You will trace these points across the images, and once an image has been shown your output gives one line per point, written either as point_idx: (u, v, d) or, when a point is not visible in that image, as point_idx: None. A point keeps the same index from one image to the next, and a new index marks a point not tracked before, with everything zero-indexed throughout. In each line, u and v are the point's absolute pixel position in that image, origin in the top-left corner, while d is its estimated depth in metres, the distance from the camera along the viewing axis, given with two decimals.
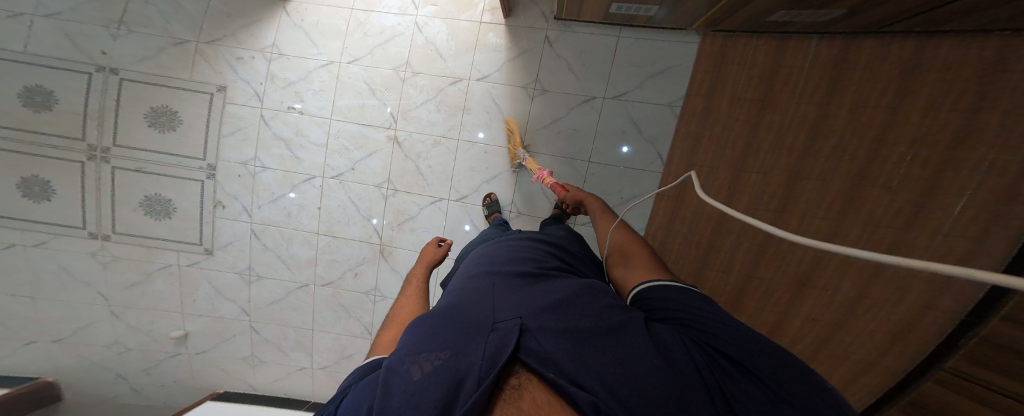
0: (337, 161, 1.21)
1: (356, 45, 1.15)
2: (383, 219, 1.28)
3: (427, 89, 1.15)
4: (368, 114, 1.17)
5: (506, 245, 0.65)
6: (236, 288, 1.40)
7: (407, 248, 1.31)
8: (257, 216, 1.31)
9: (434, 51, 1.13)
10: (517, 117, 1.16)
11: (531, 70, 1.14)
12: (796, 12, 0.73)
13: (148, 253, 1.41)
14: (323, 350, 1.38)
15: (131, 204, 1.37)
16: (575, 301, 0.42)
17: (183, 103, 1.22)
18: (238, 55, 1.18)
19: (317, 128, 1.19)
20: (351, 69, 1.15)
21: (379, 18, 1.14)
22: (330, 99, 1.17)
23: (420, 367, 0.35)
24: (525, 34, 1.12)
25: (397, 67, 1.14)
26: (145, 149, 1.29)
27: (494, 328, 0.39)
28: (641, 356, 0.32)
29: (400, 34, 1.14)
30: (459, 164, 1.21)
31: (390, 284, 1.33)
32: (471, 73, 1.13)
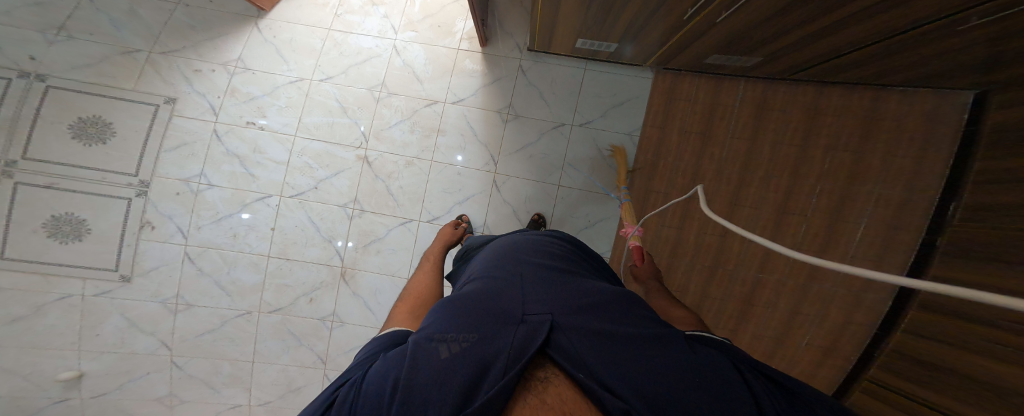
0: (297, 179, 1.16)
1: (330, 64, 1.16)
2: (347, 241, 1.22)
3: (400, 110, 1.18)
4: (336, 132, 1.15)
5: (529, 243, 0.68)
6: (157, 318, 1.27)
7: (372, 271, 1.24)
8: (195, 238, 1.19)
9: (410, 73, 1.18)
10: (490, 141, 1.22)
11: (504, 97, 1.21)
12: (725, 56, 0.87)
13: (45, 282, 1.22)
14: (265, 383, 1.27)
15: (31, 225, 1.18)
16: (605, 306, 0.44)
17: (120, 113, 1.11)
18: (197, 67, 1.13)
19: (279, 146, 1.14)
20: (322, 88, 1.15)
21: (355, 41, 1.18)
22: (297, 117, 1.14)
23: (449, 347, 0.36)
24: (501, 62, 1.20)
25: (372, 88, 1.17)
26: (61, 162, 1.14)
27: (524, 320, 0.40)
28: (672, 365, 0.35)
29: (379, 56, 1.18)
30: (431, 186, 1.22)
31: (349, 309, 1.25)
32: (445, 97, 1.19)
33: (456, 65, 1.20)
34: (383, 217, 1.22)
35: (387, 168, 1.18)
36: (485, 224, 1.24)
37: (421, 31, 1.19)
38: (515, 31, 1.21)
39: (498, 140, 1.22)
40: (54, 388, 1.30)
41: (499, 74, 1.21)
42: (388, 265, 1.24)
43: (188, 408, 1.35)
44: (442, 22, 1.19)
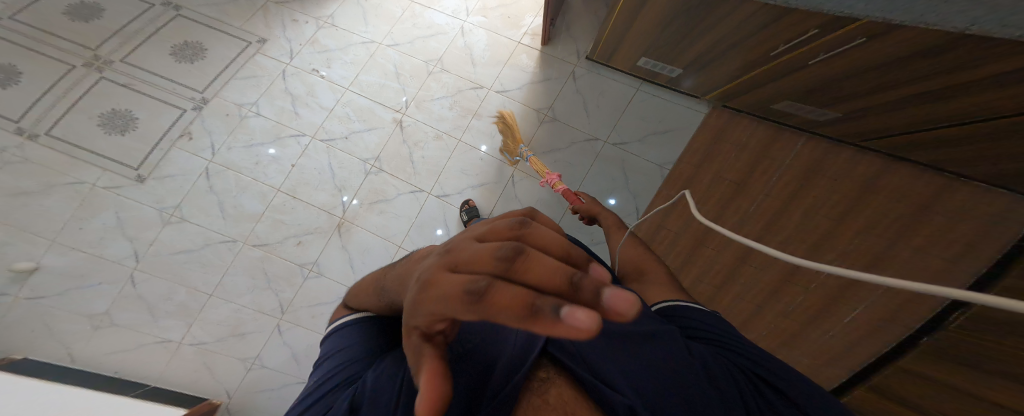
0: (333, 126, 1.28)
1: (401, 32, 1.35)
2: (356, 196, 1.27)
3: (449, 87, 1.32)
4: (384, 94, 1.30)
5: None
6: (144, 225, 1.26)
7: (368, 230, 1.26)
8: (221, 157, 1.26)
9: (468, 54, 1.34)
10: (520, 136, 1.31)
11: (549, 97, 1.33)
12: (799, 104, 0.86)
13: (67, 164, 1.23)
14: (211, 321, 1.24)
15: (88, 112, 1.25)
16: None
17: (217, 42, 1.32)
18: (295, 18, 1.36)
19: (331, 94, 1.30)
20: (385, 52, 1.34)
21: (431, 16, 1.36)
22: (356, 72, 1.32)
23: (448, 352, 0.35)
24: (556, 64, 1.33)
25: (428, 62, 1.33)
26: (149, 70, 1.30)
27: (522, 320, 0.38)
28: (682, 371, 0.35)
29: (446, 35, 1.35)
30: (452, 163, 1.29)
31: (334, 260, 1.25)
32: (493, 83, 1.33)
33: (514, 60, 1.34)
34: (399, 180, 1.27)
35: (412, 137, 1.29)
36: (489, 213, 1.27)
37: (490, 16, 1.36)
38: (581, 40, 1.34)
39: (529, 137, 1.31)
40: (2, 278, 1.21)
41: (554, 74, 1.33)
42: (387, 229, 1.25)
43: (113, 334, 1.24)
44: (513, 15, 1.36)
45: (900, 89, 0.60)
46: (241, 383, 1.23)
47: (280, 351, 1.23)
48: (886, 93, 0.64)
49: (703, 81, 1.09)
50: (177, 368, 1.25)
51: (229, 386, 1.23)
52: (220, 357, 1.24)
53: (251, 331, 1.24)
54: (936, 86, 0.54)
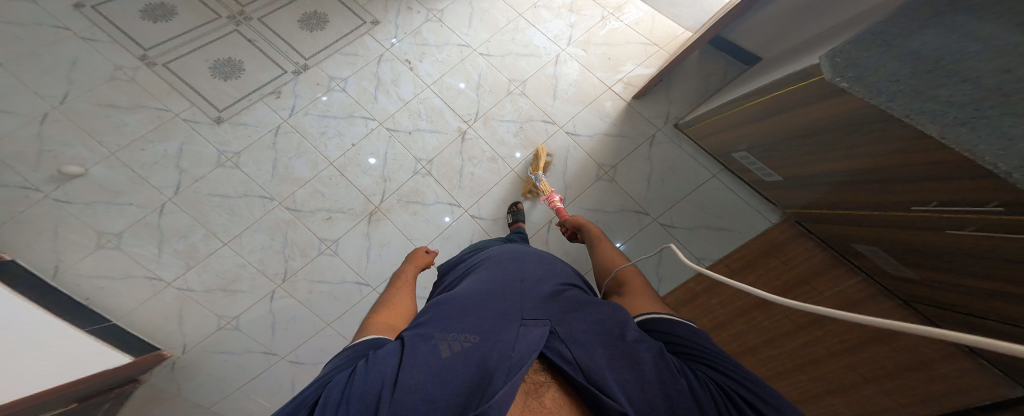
0: (400, 119, 1.36)
1: (496, 47, 1.47)
2: (397, 188, 1.31)
3: (521, 111, 1.40)
4: (459, 101, 1.40)
5: (533, 255, 0.75)
6: (199, 163, 1.30)
7: (395, 226, 1.29)
8: (296, 119, 1.34)
9: (553, 83, 1.44)
10: (573, 186, 1.36)
11: (616, 157, 1.39)
12: (887, 256, 0.78)
13: (164, 91, 1.34)
14: (210, 271, 1.24)
15: (207, 55, 1.39)
16: (598, 320, 0.49)
17: (337, 18, 1.48)
18: (410, 7, 1.51)
19: (411, 87, 1.41)
20: (476, 59, 1.46)
21: (533, 38, 1.49)
22: (442, 72, 1.43)
23: (450, 347, 0.42)
24: (639, 122, 1.41)
25: (510, 89, 1.43)
26: (273, 30, 1.44)
27: (525, 327, 0.46)
28: (667, 376, 0.39)
29: (540, 63, 1.46)
30: (496, 189, 1.35)
31: (352, 244, 1.26)
32: (566, 122, 1.41)
33: (596, 107, 1.43)
34: (441, 187, 1.33)
35: (470, 152, 1.35)
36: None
37: (591, 51, 1.48)
38: (675, 108, 1.42)
39: (583, 188, 1.36)
40: (49, 173, 1.23)
41: (631, 131, 1.41)
42: (412, 230, 1.29)
43: (107, 260, 1.22)
44: (612, 56, 1.48)
45: (948, 256, 0.61)
46: (201, 339, 1.22)
47: (261, 321, 1.22)
48: (927, 286, 0.72)
49: (785, 195, 1.10)
50: (150, 309, 1.22)
51: (189, 340, 1.22)
52: (195, 309, 1.23)
53: (243, 291, 1.23)
54: (967, 283, 0.60)
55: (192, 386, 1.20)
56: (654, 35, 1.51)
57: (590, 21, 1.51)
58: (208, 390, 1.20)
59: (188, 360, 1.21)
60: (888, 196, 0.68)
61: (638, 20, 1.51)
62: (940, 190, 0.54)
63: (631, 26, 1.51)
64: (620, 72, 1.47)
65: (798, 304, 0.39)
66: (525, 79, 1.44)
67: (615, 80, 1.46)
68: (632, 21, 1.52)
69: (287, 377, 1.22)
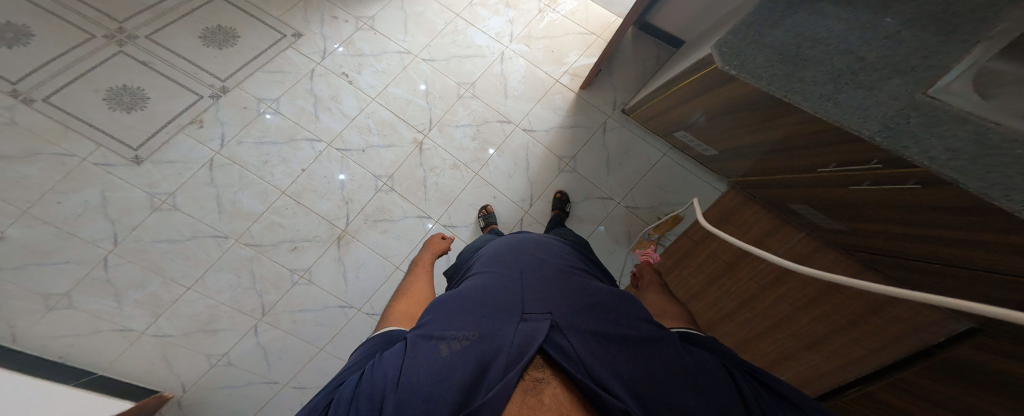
0: (350, 136, 1.27)
1: (438, 50, 1.37)
2: (361, 209, 1.29)
3: (476, 115, 1.35)
4: (408, 111, 1.31)
5: (534, 242, 0.77)
6: (132, 210, 1.19)
7: (368, 246, 1.31)
8: (229, 149, 1.22)
9: (502, 83, 1.38)
10: (538, 181, 1.37)
11: (572, 148, 1.39)
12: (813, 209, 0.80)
13: (60, 134, 1.15)
14: (183, 315, 1.23)
15: (98, 84, 1.19)
16: (601, 308, 0.53)
17: (250, 31, 1.30)
18: (336, 16, 1.36)
19: (354, 101, 1.29)
20: (419, 66, 1.35)
21: (474, 38, 1.40)
22: (386, 82, 1.32)
23: (451, 346, 0.44)
24: (589, 112, 1.40)
25: (461, 93, 1.35)
26: (174, 51, 1.25)
27: (524, 320, 0.48)
28: (667, 367, 0.42)
29: (485, 63, 1.39)
30: (463, 196, 1.33)
31: (326, 270, 1.29)
32: (520, 120, 1.38)
33: (547, 101, 1.39)
34: (406, 203, 1.31)
35: (430, 162, 1.31)
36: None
37: (535, 47, 1.42)
38: (619, 91, 1.41)
39: (546, 183, 1.37)
40: None
41: (585, 122, 1.40)
42: (387, 250, 1.32)
43: (62, 319, 1.16)
44: (555, 49, 1.43)
45: (869, 219, 0.63)
46: (198, 377, 1.25)
47: (253, 352, 1.27)
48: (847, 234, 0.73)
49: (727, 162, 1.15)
50: (133, 357, 1.22)
51: (185, 380, 1.24)
52: (181, 350, 1.24)
53: (224, 328, 1.25)
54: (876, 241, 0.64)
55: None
56: (592, 22, 1.46)
57: (530, 16, 1.44)
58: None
59: (190, 398, 1.25)
60: (816, 187, 0.73)
61: (575, 9, 1.46)
62: (883, 192, 0.55)
63: (570, 16, 1.45)
64: (567, 63, 1.42)
65: (873, 287, 0.41)
66: (474, 80, 1.36)
67: (563, 72, 1.42)
68: (571, 9, 1.46)
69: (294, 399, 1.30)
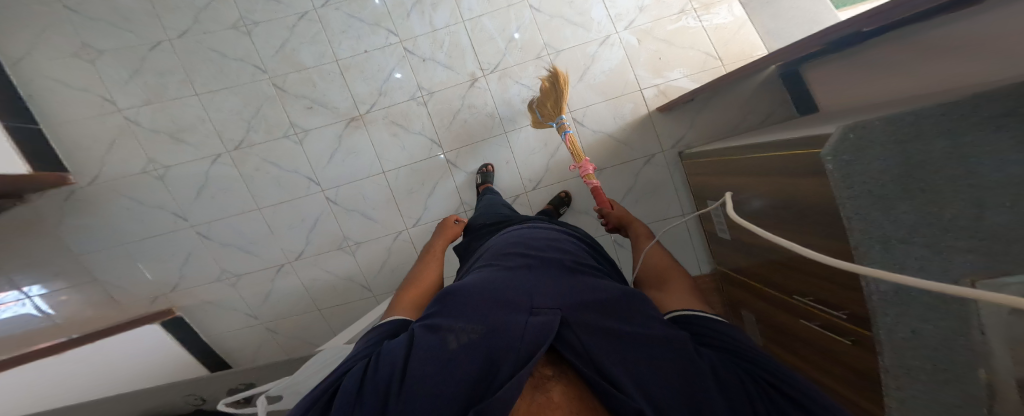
0: (422, 42, 1.33)
1: (551, 5, 1.33)
2: (384, 110, 1.32)
3: (536, 80, 1.36)
4: (485, 47, 1.33)
5: (544, 235, 0.75)
6: (214, 17, 1.32)
7: (369, 137, 1.37)
8: (323, 9, 1.32)
9: (589, 62, 1.36)
10: (553, 171, 1.39)
11: (608, 160, 1.39)
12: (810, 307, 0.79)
13: None
14: (172, 115, 1.36)
15: None
16: (614, 304, 0.49)
17: None
18: None
19: (446, 14, 1.32)
20: (523, 9, 1.33)
21: (592, 7, 1.35)
22: (484, 10, 1.33)
23: (457, 339, 0.45)
24: (647, 137, 1.38)
25: (540, 55, 1.35)
26: None
27: (534, 314, 0.47)
28: (694, 375, 0.37)
29: (585, 39, 1.35)
30: (480, 144, 1.38)
31: (322, 144, 1.38)
32: (575, 108, 1.38)
33: (616, 104, 1.37)
34: (429, 121, 1.34)
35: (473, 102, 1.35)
36: (465, 201, 1.39)
37: (646, 45, 1.35)
38: (691, 134, 1.37)
39: (560, 177, 1.39)
40: None
41: (636, 142, 1.38)
42: (385, 152, 1.38)
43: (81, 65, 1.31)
44: (662, 56, 1.36)
45: None
46: (114, 179, 1.39)
47: (189, 177, 1.41)
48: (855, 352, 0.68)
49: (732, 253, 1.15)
50: (90, 127, 1.35)
51: (103, 171, 1.38)
52: (131, 146, 1.38)
53: (190, 142, 1.38)
54: None
55: (69, 221, 1.40)
56: (728, 49, 1.35)
57: (671, 12, 1.34)
58: (99, 237, 1.44)
59: (85, 188, 1.39)
60: (813, 238, 0.68)
61: (722, 23, 1.34)
62: None
63: (711, 30, 1.34)
64: (663, 77, 1.36)
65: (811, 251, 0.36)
66: (560, 48, 1.35)
67: (651, 83, 1.36)
68: (718, 24, 1.34)
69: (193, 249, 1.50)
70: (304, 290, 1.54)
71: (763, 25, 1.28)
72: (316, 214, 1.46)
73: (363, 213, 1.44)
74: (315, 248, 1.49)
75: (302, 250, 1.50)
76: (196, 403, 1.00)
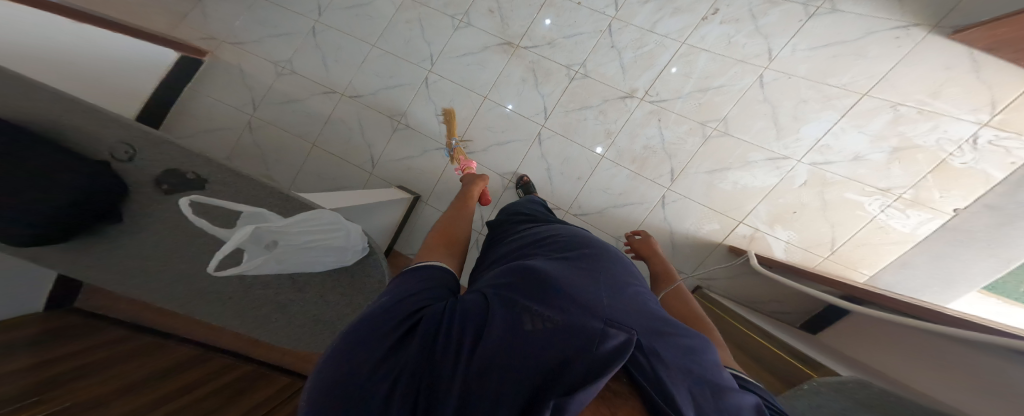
0: (627, 33, 1.22)
1: (779, 96, 1.12)
2: (538, 55, 1.30)
3: (678, 140, 1.22)
4: (669, 81, 1.20)
5: (607, 249, 0.65)
6: None
7: (505, 62, 1.33)
8: None
9: (744, 161, 1.18)
10: (603, 216, 1.32)
11: (651, 246, 1.29)
12: None
13: None
14: None
15: None
16: (692, 349, 0.37)
17: None
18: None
19: (670, 27, 1.17)
20: (749, 73, 1.14)
21: (815, 120, 1.11)
22: (710, 49, 1.16)
23: (530, 320, 0.34)
24: (695, 260, 1.26)
25: (706, 124, 1.20)
26: None
27: (608, 324, 0.36)
28: None
29: (764, 143, 1.16)
30: (571, 145, 1.32)
31: (461, 41, 1.37)
32: (676, 190, 1.26)
33: (707, 216, 1.24)
34: (561, 94, 1.30)
35: (608, 112, 1.27)
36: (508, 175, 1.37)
37: (804, 193, 1.15)
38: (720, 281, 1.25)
39: (601, 223, 1.33)
40: None
41: (687, 254, 1.26)
42: (504, 85, 1.34)
43: None
44: (800, 212, 1.16)
45: None
46: None
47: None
48: None
49: None
50: None
51: None
52: None
53: None
54: None
55: None
56: (854, 250, 1.14)
57: (874, 183, 1.09)
58: None
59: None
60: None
61: (891, 225, 1.09)
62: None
63: (873, 226, 1.11)
64: (769, 228, 1.19)
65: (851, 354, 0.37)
66: (733, 134, 1.18)
67: (755, 224, 1.21)
68: (887, 224, 1.10)
69: (295, 31, 1.60)
70: (326, 120, 1.51)
71: (913, 259, 1.08)
72: (403, 82, 1.44)
73: (437, 113, 1.41)
74: (373, 101, 1.47)
75: (363, 95, 1.49)
76: (119, 158, 0.63)
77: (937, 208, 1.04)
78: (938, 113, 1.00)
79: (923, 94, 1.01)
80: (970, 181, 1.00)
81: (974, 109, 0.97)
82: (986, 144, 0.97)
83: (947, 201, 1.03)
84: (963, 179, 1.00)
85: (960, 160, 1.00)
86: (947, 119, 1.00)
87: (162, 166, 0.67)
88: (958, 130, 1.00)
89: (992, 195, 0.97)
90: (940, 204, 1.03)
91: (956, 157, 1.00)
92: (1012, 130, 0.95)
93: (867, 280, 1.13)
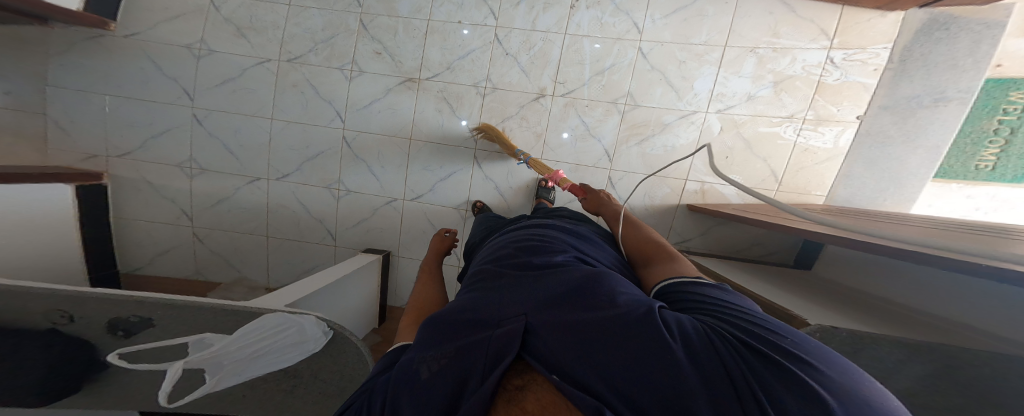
0: (513, 36, 1.22)
1: (664, 60, 1.17)
2: (441, 87, 1.29)
3: (598, 124, 1.24)
4: (568, 72, 1.21)
5: (522, 233, 0.70)
6: None
7: (417, 101, 1.31)
8: None
9: (662, 126, 1.21)
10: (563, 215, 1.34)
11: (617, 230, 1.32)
12: None
13: None
14: (224, 23, 1.35)
15: None
16: (576, 292, 0.43)
17: None
18: None
19: (550, 21, 1.19)
20: (629, 48, 1.18)
21: (700, 76, 1.17)
22: (591, 33, 1.18)
23: (429, 368, 0.37)
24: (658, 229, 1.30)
25: (617, 101, 1.21)
26: None
27: (500, 323, 0.40)
28: (640, 356, 0.31)
29: (672, 104, 1.19)
30: (509, 160, 1.31)
31: (362, 89, 1.32)
32: (617, 168, 1.27)
33: (656, 183, 1.26)
34: (478, 113, 1.29)
35: (529, 116, 1.27)
36: (463, 205, 1.37)
37: (724, 138, 1.19)
38: (695, 240, 1.31)
39: None
40: None
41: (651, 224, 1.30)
42: (421, 120, 1.32)
43: None
44: (731, 156, 1.20)
45: None
46: (155, 42, 1.38)
47: (224, 67, 1.37)
48: None
49: None
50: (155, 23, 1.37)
51: (132, 31, 1.37)
52: (194, 23, 1.36)
53: (249, 39, 1.34)
54: None
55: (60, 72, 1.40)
56: (797, 175, 1.20)
57: (778, 114, 1.16)
58: (70, 77, 1.40)
59: (119, 40, 1.38)
60: None
61: (814, 146, 1.17)
62: None
63: (799, 150, 1.18)
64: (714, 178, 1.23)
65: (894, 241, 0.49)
66: (643, 105, 1.20)
67: (699, 178, 1.25)
68: (810, 145, 1.17)
69: (176, 125, 1.44)
70: (266, 209, 1.47)
71: (849, 168, 1.17)
72: (323, 149, 1.39)
73: (370, 168, 1.38)
74: (302, 176, 1.42)
75: (289, 174, 1.42)
76: (60, 322, 0.70)
77: (842, 120, 1.15)
78: (789, 48, 1.13)
79: (766, 36, 1.13)
80: (852, 92, 1.13)
81: (813, 39, 1.12)
82: (843, 62, 1.12)
83: (845, 113, 1.14)
84: (845, 92, 1.13)
85: (832, 78, 1.13)
86: (798, 51, 1.13)
87: (103, 319, 0.73)
88: (811, 57, 1.13)
89: (882, 98, 1.11)
90: (843, 116, 1.14)
91: (827, 77, 1.13)
92: (856, 47, 1.10)
93: (823, 200, 1.21)
